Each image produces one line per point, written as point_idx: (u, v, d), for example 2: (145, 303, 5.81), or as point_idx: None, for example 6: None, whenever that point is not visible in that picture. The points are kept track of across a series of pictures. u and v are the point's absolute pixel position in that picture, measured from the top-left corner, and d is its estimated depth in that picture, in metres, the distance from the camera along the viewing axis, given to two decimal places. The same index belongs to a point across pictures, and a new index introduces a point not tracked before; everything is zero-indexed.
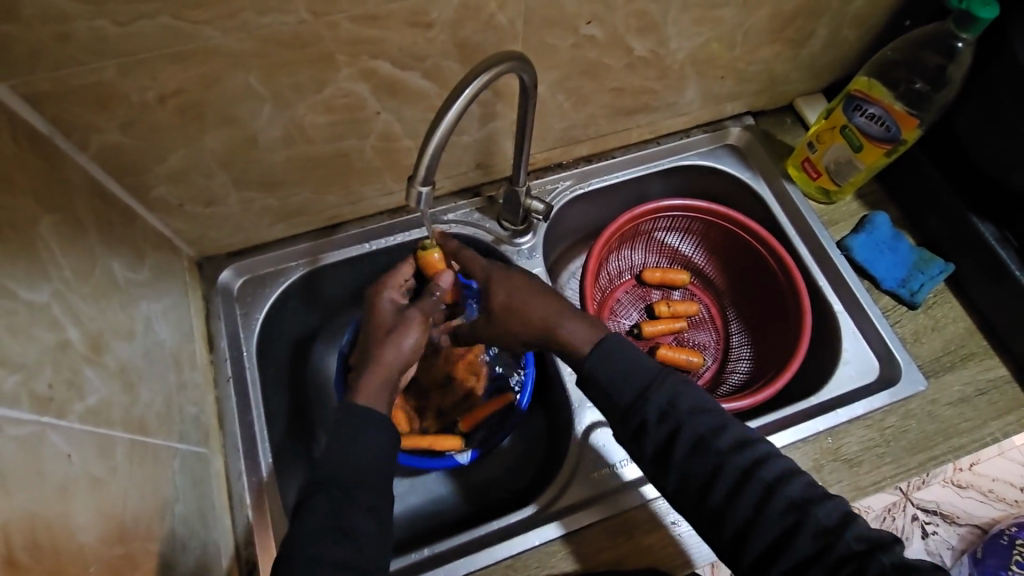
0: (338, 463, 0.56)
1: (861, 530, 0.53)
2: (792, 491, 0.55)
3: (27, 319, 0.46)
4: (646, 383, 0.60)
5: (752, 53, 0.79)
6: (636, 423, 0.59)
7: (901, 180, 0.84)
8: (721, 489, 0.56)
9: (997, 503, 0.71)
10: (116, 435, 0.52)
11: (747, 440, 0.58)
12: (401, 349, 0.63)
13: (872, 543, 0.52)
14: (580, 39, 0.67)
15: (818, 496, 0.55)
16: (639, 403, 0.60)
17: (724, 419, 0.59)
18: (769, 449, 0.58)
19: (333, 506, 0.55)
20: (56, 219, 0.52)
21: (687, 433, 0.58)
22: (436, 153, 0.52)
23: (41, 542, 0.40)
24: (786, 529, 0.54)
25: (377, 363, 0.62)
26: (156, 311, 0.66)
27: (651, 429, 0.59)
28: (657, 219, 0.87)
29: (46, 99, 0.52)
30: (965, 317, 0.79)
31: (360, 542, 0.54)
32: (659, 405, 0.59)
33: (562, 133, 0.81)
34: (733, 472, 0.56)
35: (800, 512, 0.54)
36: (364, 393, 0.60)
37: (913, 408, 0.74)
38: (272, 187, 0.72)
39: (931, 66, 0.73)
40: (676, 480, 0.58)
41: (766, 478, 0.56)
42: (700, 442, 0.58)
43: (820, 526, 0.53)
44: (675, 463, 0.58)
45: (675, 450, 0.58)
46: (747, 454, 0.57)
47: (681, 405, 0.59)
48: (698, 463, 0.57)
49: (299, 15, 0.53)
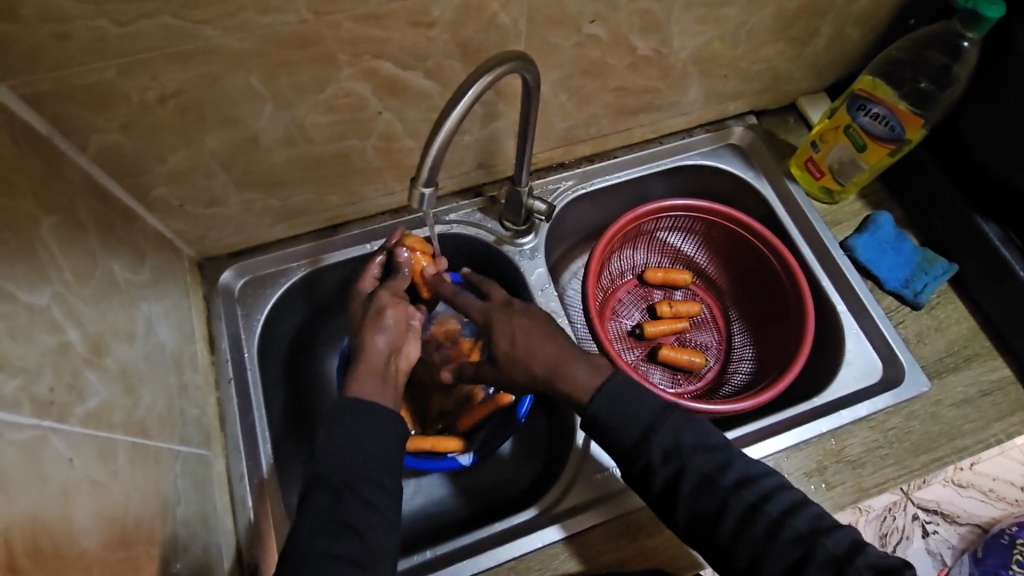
0: (344, 458, 0.56)
1: (872, 558, 0.53)
2: (799, 523, 0.55)
3: (27, 322, 0.45)
4: (650, 419, 0.60)
5: (755, 52, 0.78)
6: (642, 460, 0.59)
7: (904, 180, 0.84)
8: (729, 523, 0.56)
9: (997, 503, 0.73)
10: (118, 438, 0.52)
11: (751, 472, 0.58)
12: (382, 326, 0.62)
13: (882, 569, 0.52)
14: (583, 38, 0.66)
15: (826, 525, 0.55)
16: (643, 443, 0.59)
17: (727, 453, 0.59)
18: (774, 480, 0.58)
19: (333, 497, 0.55)
20: (56, 220, 0.52)
21: (692, 469, 0.58)
22: (439, 153, 0.51)
23: (42, 546, 0.40)
24: (796, 560, 0.54)
25: (364, 352, 0.61)
26: (157, 312, 0.65)
27: (656, 468, 0.58)
28: (659, 219, 0.87)
29: (45, 99, 0.52)
30: (968, 318, 0.79)
31: (362, 534, 0.54)
32: (661, 445, 0.59)
33: (565, 132, 0.81)
34: (741, 504, 0.56)
35: (807, 543, 0.54)
36: (354, 384, 0.59)
37: (916, 409, 0.74)
38: (273, 188, 0.71)
39: (936, 65, 0.73)
40: (686, 514, 0.58)
41: (772, 512, 0.56)
42: (705, 480, 0.57)
43: (830, 555, 0.53)
44: (682, 500, 0.58)
45: (682, 487, 0.57)
46: (752, 488, 0.57)
47: (685, 443, 0.59)
48: (705, 499, 0.57)
49: (300, 14, 0.53)
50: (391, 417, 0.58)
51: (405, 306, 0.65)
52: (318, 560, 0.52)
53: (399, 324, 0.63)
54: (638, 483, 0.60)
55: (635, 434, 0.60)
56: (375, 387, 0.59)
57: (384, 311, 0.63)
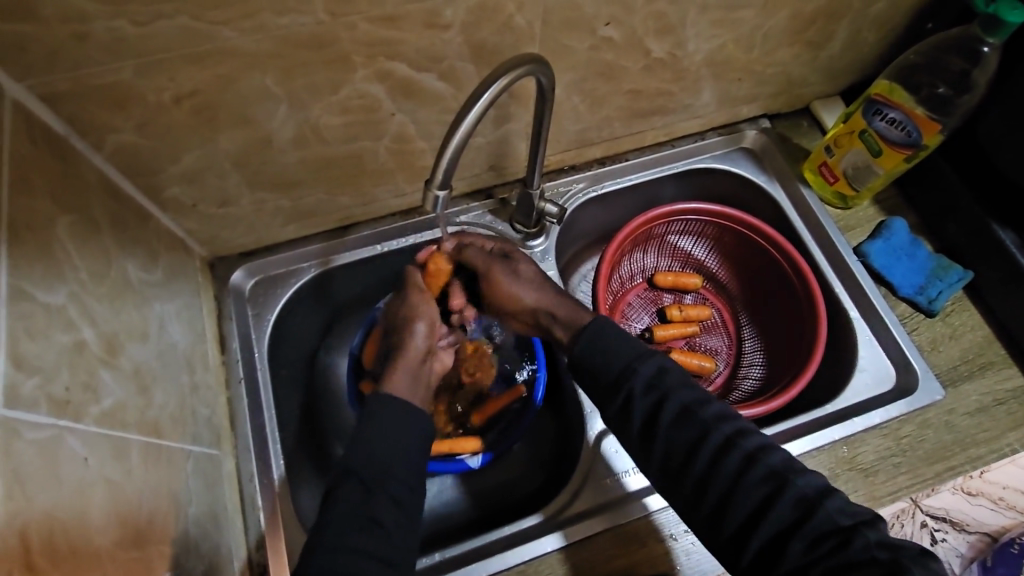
0: (369, 451, 0.56)
1: (842, 503, 0.53)
2: (772, 460, 0.56)
3: (44, 321, 0.45)
4: (634, 363, 0.62)
5: (770, 56, 0.78)
6: (625, 390, 0.61)
7: (921, 185, 0.83)
8: (703, 457, 0.57)
9: (1007, 511, 0.68)
10: (131, 437, 0.52)
11: (729, 413, 0.60)
12: (412, 341, 0.66)
13: (854, 517, 0.52)
14: (597, 40, 0.66)
15: (798, 468, 0.56)
16: (627, 372, 0.62)
17: (708, 394, 0.61)
18: (749, 424, 0.59)
19: (362, 501, 0.55)
20: (71, 219, 0.52)
21: (674, 400, 0.60)
22: (453, 156, 0.51)
23: (58, 544, 0.40)
24: (762, 500, 0.54)
25: (405, 356, 0.65)
26: (169, 312, 0.65)
27: (638, 398, 0.60)
28: (670, 222, 0.87)
29: (63, 99, 0.52)
30: (984, 326, 0.78)
31: (388, 530, 0.54)
32: (645, 375, 0.61)
33: (577, 135, 0.80)
34: (716, 438, 0.58)
35: (777, 479, 0.55)
36: (391, 382, 0.63)
37: (930, 417, 0.73)
38: (285, 188, 0.71)
39: (955, 70, 0.72)
40: (661, 451, 0.59)
41: (747, 447, 0.57)
42: (684, 412, 0.59)
43: (801, 494, 0.54)
44: (660, 432, 0.59)
45: (660, 418, 0.59)
46: (730, 425, 0.59)
47: (669, 378, 0.61)
48: (682, 433, 0.59)
49: (316, 15, 0.53)
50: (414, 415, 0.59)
51: (435, 323, 0.68)
52: (348, 553, 0.52)
53: (431, 332, 0.68)
54: (617, 420, 0.62)
55: (618, 369, 0.62)
56: (408, 388, 0.63)
57: (415, 323, 0.67)
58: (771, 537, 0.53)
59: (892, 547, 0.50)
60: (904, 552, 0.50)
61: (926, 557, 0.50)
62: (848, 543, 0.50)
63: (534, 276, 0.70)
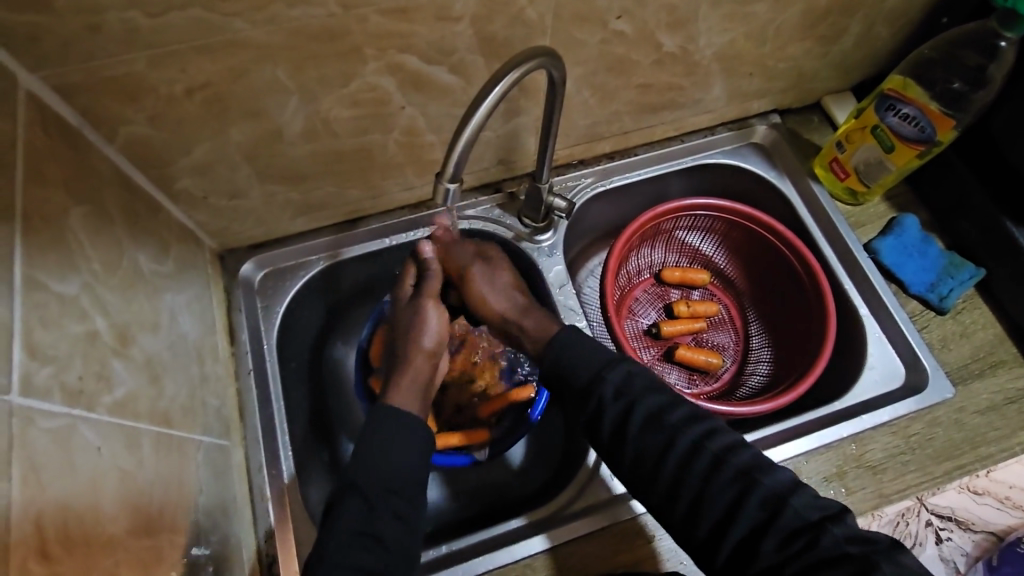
0: (367, 458, 0.58)
1: (813, 499, 0.55)
2: (740, 459, 0.57)
3: (59, 310, 0.46)
4: (606, 361, 0.64)
5: (781, 50, 0.77)
6: (594, 396, 0.62)
7: (934, 181, 0.83)
8: (673, 459, 0.58)
9: (1013, 510, 0.68)
10: (144, 427, 0.52)
11: (698, 414, 0.61)
12: (418, 353, 0.67)
13: (824, 513, 0.54)
14: (609, 34, 0.66)
15: (766, 465, 0.57)
16: (595, 381, 0.63)
17: (677, 396, 0.62)
18: (718, 424, 0.60)
19: (366, 515, 0.56)
20: (84, 210, 0.52)
21: (641, 406, 0.61)
22: (464, 151, 0.51)
23: (72, 533, 0.41)
24: (734, 498, 0.55)
25: (410, 368, 0.67)
26: (180, 304, 0.66)
27: (607, 405, 0.62)
28: (680, 218, 0.86)
29: (76, 90, 0.52)
30: (995, 324, 0.77)
31: (388, 547, 0.56)
32: (613, 383, 0.62)
33: (587, 129, 0.80)
34: (684, 442, 0.59)
35: (746, 480, 0.56)
36: (396, 394, 0.64)
37: (939, 416, 0.73)
38: (295, 181, 0.71)
39: (971, 66, 0.72)
40: (631, 456, 0.60)
41: (714, 448, 0.58)
42: (651, 418, 0.60)
43: (769, 493, 0.55)
44: (630, 440, 0.60)
45: (630, 425, 0.60)
46: (698, 427, 0.60)
47: (636, 384, 0.62)
48: (649, 437, 0.60)
49: (328, 7, 0.53)
50: (411, 435, 0.60)
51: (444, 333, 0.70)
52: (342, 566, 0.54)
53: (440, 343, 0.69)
54: (589, 426, 0.63)
55: (588, 378, 0.64)
56: (413, 400, 0.65)
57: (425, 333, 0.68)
58: (744, 537, 0.54)
59: (861, 542, 0.52)
60: (877, 547, 0.51)
61: (896, 551, 0.52)
62: (817, 542, 0.51)
63: (508, 284, 0.74)
